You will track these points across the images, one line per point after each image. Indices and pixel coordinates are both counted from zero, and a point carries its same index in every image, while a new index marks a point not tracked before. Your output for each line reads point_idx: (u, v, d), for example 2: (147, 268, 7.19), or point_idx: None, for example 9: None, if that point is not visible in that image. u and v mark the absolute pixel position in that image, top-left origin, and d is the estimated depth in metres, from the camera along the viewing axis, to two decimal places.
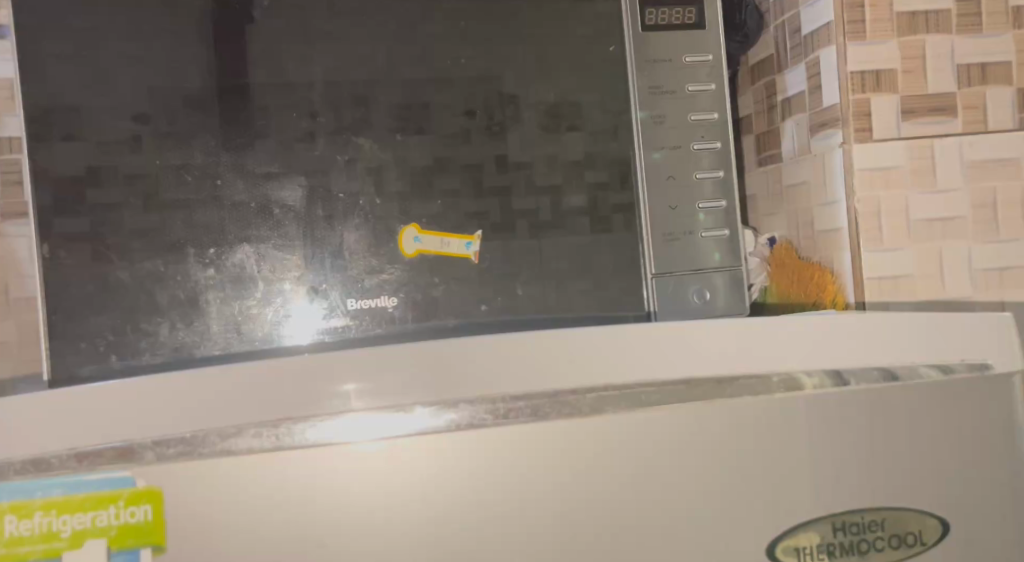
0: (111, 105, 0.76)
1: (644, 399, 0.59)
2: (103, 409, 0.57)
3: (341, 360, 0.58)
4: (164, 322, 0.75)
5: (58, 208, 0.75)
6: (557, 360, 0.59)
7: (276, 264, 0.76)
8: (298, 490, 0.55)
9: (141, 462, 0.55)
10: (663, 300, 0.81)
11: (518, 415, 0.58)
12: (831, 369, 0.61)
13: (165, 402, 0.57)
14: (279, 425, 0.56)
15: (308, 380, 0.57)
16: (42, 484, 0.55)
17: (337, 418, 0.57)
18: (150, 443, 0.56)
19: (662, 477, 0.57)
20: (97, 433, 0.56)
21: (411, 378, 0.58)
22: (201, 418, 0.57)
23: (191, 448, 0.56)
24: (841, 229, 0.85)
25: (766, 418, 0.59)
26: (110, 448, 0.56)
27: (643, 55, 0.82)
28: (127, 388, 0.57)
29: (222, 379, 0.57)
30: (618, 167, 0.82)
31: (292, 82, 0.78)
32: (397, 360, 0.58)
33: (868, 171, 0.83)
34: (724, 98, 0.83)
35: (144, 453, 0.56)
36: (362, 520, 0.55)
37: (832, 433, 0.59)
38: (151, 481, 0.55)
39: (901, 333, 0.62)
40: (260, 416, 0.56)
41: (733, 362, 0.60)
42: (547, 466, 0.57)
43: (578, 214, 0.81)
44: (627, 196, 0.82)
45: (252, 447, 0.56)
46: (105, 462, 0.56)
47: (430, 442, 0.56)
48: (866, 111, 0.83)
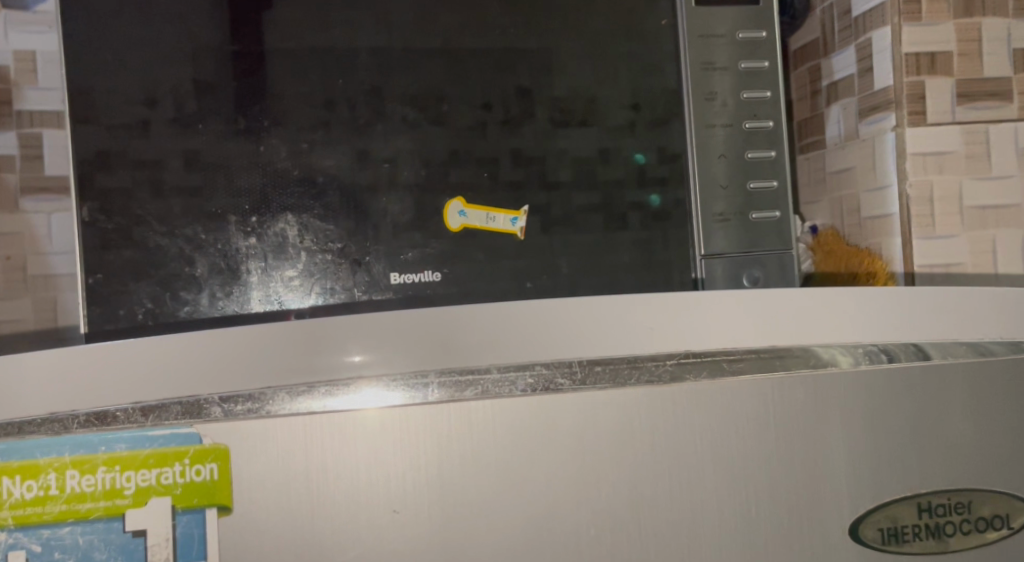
0: (155, 65, 0.74)
1: (727, 366, 0.59)
2: (172, 362, 0.57)
3: (401, 317, 0.58)
4: (204, 290, 0.72)
5: (98, 170, 0.73)
6: (637, 326, 0.59)
7: (319, 234, 0.74)
8: (377, 456, 0.56)
9: (207, 419, 0.56)
10: (713, 281, 0.79)
11: (596, 380, 0.58)
12: (875, 345, 0.60)
13: (231, 355, 0.57)
14: (347, 383, 0.56)
15: (355, 331, 0.57)
16: (107, 438, 0.55)
17: (352, 388, 0.56)
18: (218, 399, 0.56)
19: (742, 449, 0.58)
20: (163, 388, 0.56)
21: (487, 340, 0.58)
22: (270, 376, 0.56)
23: (259, 406, 0.56)
24: (892, 215, 0.83)
25: (843, 387, 0.59)
26: (176, 404, 0.56)
27: (695, 30, 0.80)
28: (195, 340, 0.57)
29: (295, 332, 0.57)
30: (634, 165, 0.80)
31: (338, 50, 0.77)
32: (464, 318, 0.58)
33: (921, 155, 0.81)
34: (777, 78, 0.81)
35: (211, 409, 0.56)
36: (430, 488, 0.56)
37: (894, 407, 0.59)
38: (218, 439, 0.55)
39: (959, 310, 0.62)
40: (329, 375, 0.56)
41: (783, 333, 0.60)
42: (625, 434, 0.57)
43: (588, 211, 0.78)
44: (644, 194, 0.79)
45: (293, 409, 0.56)
46: (172, 417, 0.56)
47: (505, 408, 0.56)
48: (920, 94, 0.81)
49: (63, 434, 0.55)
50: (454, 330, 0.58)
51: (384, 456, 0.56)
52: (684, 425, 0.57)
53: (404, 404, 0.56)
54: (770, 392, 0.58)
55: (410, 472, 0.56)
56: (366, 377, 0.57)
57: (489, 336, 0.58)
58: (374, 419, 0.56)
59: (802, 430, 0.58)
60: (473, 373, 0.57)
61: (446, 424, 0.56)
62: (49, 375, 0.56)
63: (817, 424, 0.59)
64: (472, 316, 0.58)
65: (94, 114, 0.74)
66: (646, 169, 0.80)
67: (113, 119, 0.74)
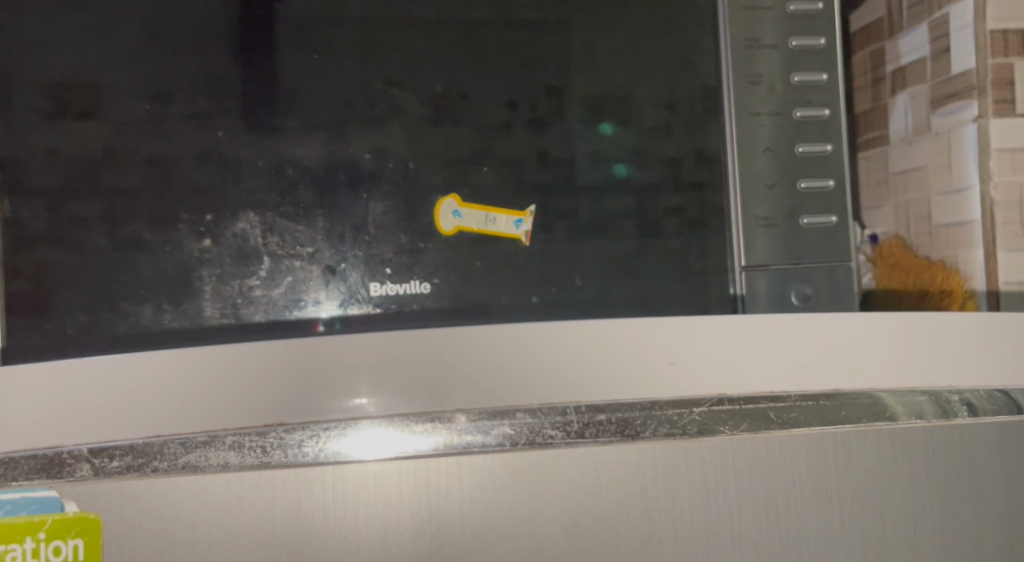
0: (98, 37, 0.63)
1: (775, 417, 0.49)
2: (33, 401, 0.48)
3: (354, 352, 0.47)
4: (148, 302, 0.61)
5: (25, 155, 0.62)
6: (654, 361, 0.49)
7: (286, 236, 0.63)
8: (332, 519, 0.47)
9: (73, 479, 0.47)
10: (757, 297, 0.66)
11: (600, 432, 0.48)
12: (959, 394, 0.50)
13: (102, 396, 0.48)
14: (268, 432, 0.47)
15: (307, 377, 0.47)
16: None
17: (341, 429, 0.48)
18: (87, 455, 0.48)
19: (790, 519, 0.49)
20: (21, 437, 0.48)
21: (477, 390, 0.48)
22: (158, 422, 0.47)
23: (142, 462, 0.47)
24: (973, 222, 0.70)
25: (923, 448, 0.49)
26: (33, 458, 0.48)
27: (738, 1, 0.68)
28: (54, 377, 0.48)
29: (257, 354, 0.47)
30: (662, 165, 0.67)
31: (315, 18, 0.65)
32: (426, 349, 0.48)
33: (1009, 151, 0.68)
34: (836, 57, 0.68)
35: (78, 467, 0.48)
36: (425, 554, 0.47)
37: (981, 470, 0.50)
38: (85, 507, 0.47)
39: None
40: (242, 422, 0.47)
41: (843, 374, 0.49)
42: (639, 505, 0.48)
43: (621, 218, 0.66)
44: (683, 200, 0.67)
45: (239, 463, 0.47)
46: (25, 476, 0.48)
47: (479, 464, 0.47)
48: (1009, 79, 0.68)
49: None
50: (439, 362, 0.48)
51: (351, 519, 0.47)
52: (721, 488, 0.48)
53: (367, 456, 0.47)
54: (835, 451, 0.49)
55: (365, 540, 0.47)
56: (280, 424, 0.47)
57: (478, 373, 0.48)
58: (353, 476, 0.47)
59: (867, 495, 0.49)
60: (436, 421, 0.48)
61: (396, 483, 0.47)
62: None
63: (882, 492, 0.49)
64: (480, 333, 0.48)
65: (22, 92, 0.63)
66: (682, 172, 0.67)
67: (45, 97, 0.63)
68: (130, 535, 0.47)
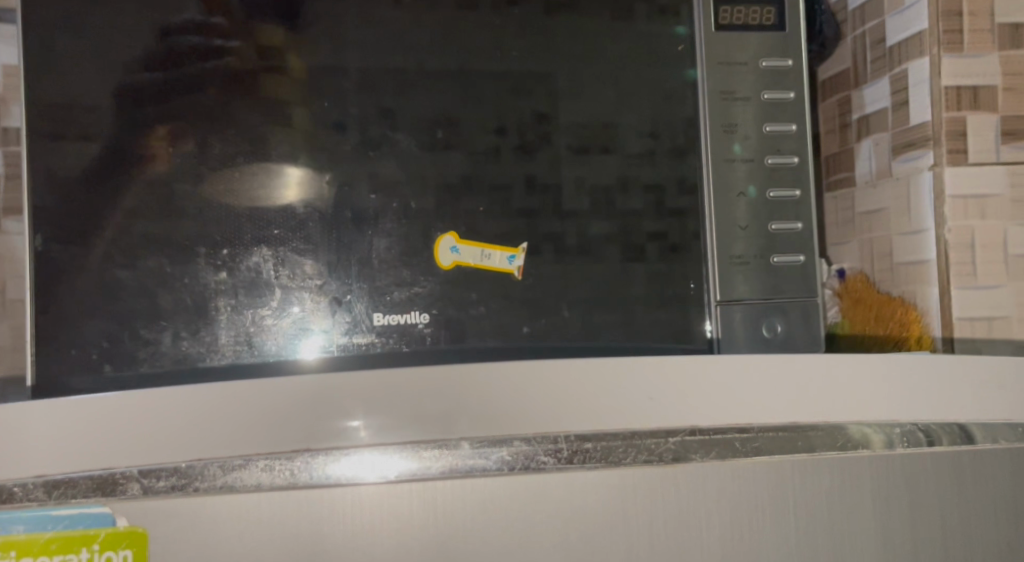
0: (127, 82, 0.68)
1: (740, 446, 0.54)
2: (86, 426, 0.51)
3: (354, 389, 0.52)
4: (167, 330, 0.66)
5: (63, 192, 0.67)
6: (635, 396, 0.53)
7: (296, 270, 0.67)
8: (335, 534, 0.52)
9: (122, 496, 0.52)
10: (731, 330, 0.71)
11: (586, 458, 0.53)
12: (912, 424, 0.55)
13: (147, 422, 0.51)
14: (296, 456, 0.52)
15: (316, 412, 0.51)
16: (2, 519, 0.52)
17: (350, 455, 0.52)
18: (137, 475, 0.52)
19: (755, 534, 0.54)
20: (70, 460, 0.51)
21: (478, 418, 0.52)
22: (199, 446, 0.51)
23: (186, 482, 0.52)
24: (930, 261, 0.76)
25: (874, 473, 0.55)
26: (87, 478, 0.52)
27: (715, 56, 0.73)
28: (107, 408, 0.51)
29: (281, 386, 0.52)
30: (645, 201, 0.73)
31: (323, 67, 0.70)
32: (430, 384, 0.52)
33: (962, 198, 0.74)
34: (804, 109, 0.74)
35: (128, 486, 0.52)
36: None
37: (928, 491, 0.55)
38: (133, 521, 0.52)
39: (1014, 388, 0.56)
40: (272, 446, 0.51)
41: (802, 407, 0.54)
42: (619, 523, 0.53)
43: (609, 252, 0.72)
44: (663, 225, 0.72)
45: (268, 483, 0.52)
46: (80, 494, 0.52)
47: (477, 482, 0.52)
48: (961, 131, 0.74)
49: None
50: (444, 396, 0.52)
51: (363, 536, 0.52)
52: (691, 506, 0.54)
53: (354, 478, 0.52)
54: (792, 474, 0.54)
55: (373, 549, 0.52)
56: (306, 448, 0.51)
57: (477, 404, 0.52)
58: (346, 496, 0.52)
59: (826, 515, 0.54)
60: (442, 447, 0.53)
61: (407, 501, 0.52)
62: None
63: (839, 511, 0.55)
64: (485, 377, 0.52)
65: (59, 136, 0.67)
66: (663, 200, 0.73)
67: (81, 137, 0.67)
68: (163, 546, 0.52)
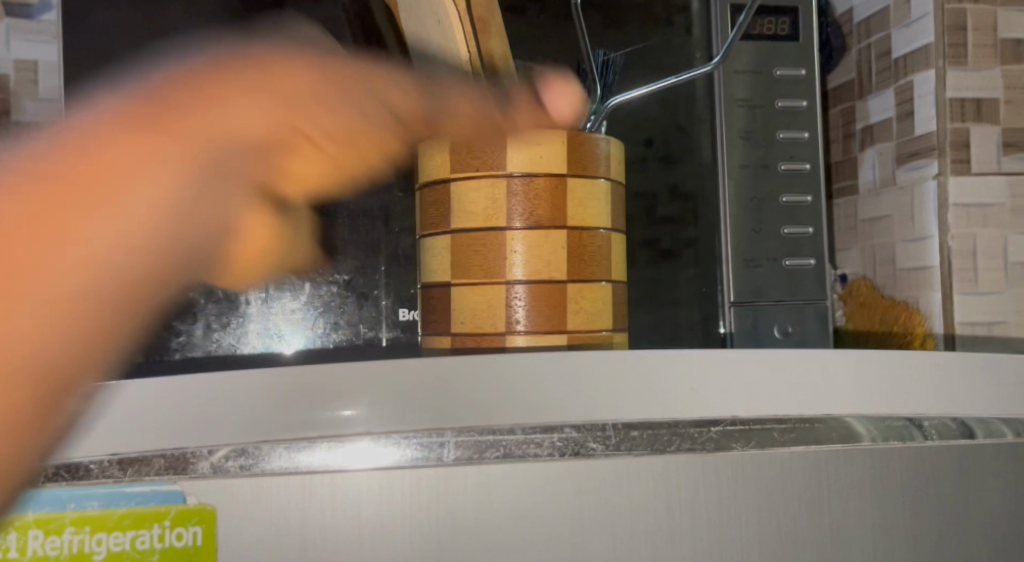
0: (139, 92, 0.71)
1: (779, 436, 0.49)
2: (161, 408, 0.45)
3: (354, 369, 0.45)
4: (199, 321, 0.68)
5: None
6: (675, 387, 0.48)
7: (325, 266, 0.71)
8: (357, 525, 0.44)
9: (194, 475, 0.44)
10: (743, 329, 0.74)
11: (633, 446, 0.47)
12: (941, 419, 0.51)
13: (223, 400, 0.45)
14: (313, 443, 0.45)
15: (310, 396, 0.45)
16: (76, 494, 0.44)
17: (346, 442, 0.45)
18: (204, 452, 0.44)
19: (798, 530, 0.49)
20: (140, 439, 0.45)
21: (520, 399, 0.46)
22: (256, 428, 0.45)
23: (251, 462, 0.44)
24: (932, 267, 0.79)
25: (914, 467, 0.51)
26: (161, 456, 0.44)
27: (731, 65, 0.76)
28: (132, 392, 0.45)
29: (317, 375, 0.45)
30: (646, 203, 0.75)
31: None
32: (446, 371, 0.46)
33: (965, 206, 0.77)
34: (816, 118, 0.77)
35: (199, 464, 0.44)
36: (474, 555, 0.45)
37: (964, 485, 0.51)
38: (202, 498, 0.44)
39: None
40: (302, 431, 0.45)
41: (849, 401, 0.50)
42: (664, 509, 0.47)
43: None
44: (655, 232, 0.75)
45: (324, 465, 0.45)
46: (153, 473, 0.44)
47: (527, 469, 0.46)
48: (965, 141, 0.77)
49: None
50: (496, 379, 0.46)
51: (385, 528, 0.44)
52: (739, 494, 0.48)
53: (350, 466, 0.45)
54: (827, 465, 0.49)
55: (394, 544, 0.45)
56: (319, 435, 0.45)
57: (513, 389, 0.46)
58: (353, 482, 0.44)
59: (872, 507, 0.50)
60: (495, 432, 0.46)
61: (435, 490, 0.45)
62: None
63: (879, 504, 0.50)
64: (503, 366, 0.46)
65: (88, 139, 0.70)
66: (657, 205, 0.75)
67: None
68: None
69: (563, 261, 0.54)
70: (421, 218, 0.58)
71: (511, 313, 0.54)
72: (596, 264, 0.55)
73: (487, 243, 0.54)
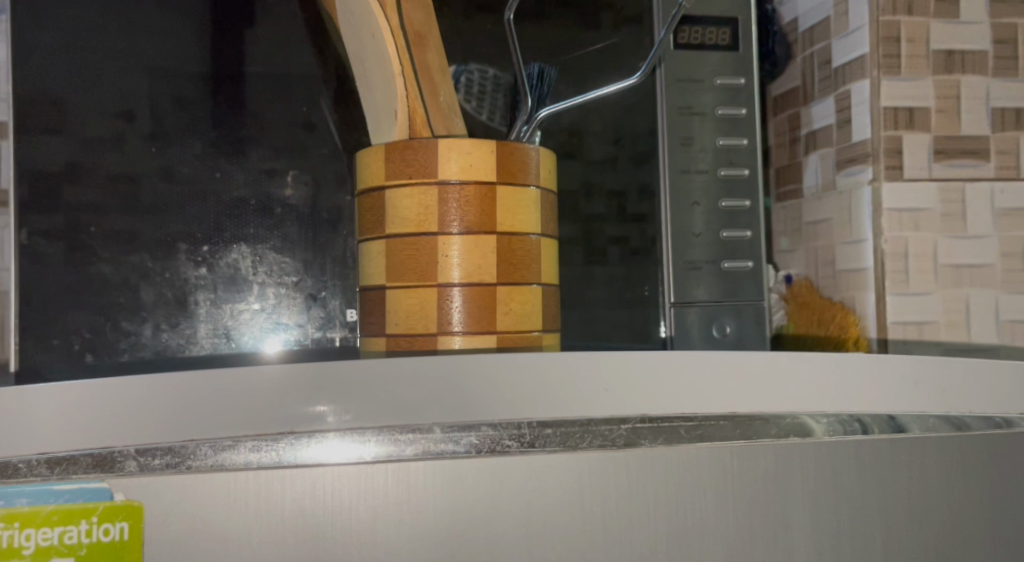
0: (101, 97, 0.71)
1: (686, 433, 0.51)
2: (98, 411, 0.46)
3: (300, 369, 0.47)
4: (148, 322, 0.70)
5: (58, 179, 0.70)
6: (588, 387, 0.50)
7: (273, 267, 0.72)
8: (299, 515, 0.46)
9: (121, 473, 0.46)
10: (680, 331, 0.77)
11: (546, 443, 0.49)
12: (863, 414, 0.53)
13: (171, 398, 0.46)
14: (280, 439, 0.47)
15: (281, 402, 0.47)
16: (8, 491, 0.45)
17: (316, 440, 0.47)
18: (133, 452, 0.46)
19: (711, 523, 0.51)
20: (79, 437, 0.46)
21: (434, 396, 0.48)
22: (192, 427, 0.46)
23: (179, 460, 0.46)
24: (866, 269, 0.81)
25: (837, 460, 0.52)
26: (86, 455, 0.46)
27: (673, 73, 0.78)
28: (56, 398, 0.46)
29: (246, 379, 0.47)
30: (616, 200, 0.79)
31: (304, 74, 0.75)
32: (375, 373, 0.48)
33: (897, 211, 0.80)
34: (755, 125, 0.79)
35: (126, 464, 0.46)
36: (403, 548, 0.47)
37: (895, 477, 0.53)
38: (131, 494, 0.46)
39: (982, 383, 0.55)
40: (258, 429, 0.46)
41: (767, 401, 0.52)
42: (576, 505, 0.49)
43: (571, 244, 0.78)
44: (625, 230, 0.79)
45: (248, 462, 0.46)
46: (80, 471, 0.46)
47: (446, 468, 0.48)
48: (898, 149, 0.79)
49: None
50: (420, 381, 0.48)
51: (327, 513, 0.47)
52: (651, 490, 0.50)
53: (319, 462, 0.47)
54: (730, 461, 0.51)
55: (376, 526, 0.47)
56: (250, 435, 0.46)
57: (443, 389, 0.48)
58: (319, 475, 0.47)
59: (792, 500, 0.52)
60: (415, 430, 0.48)
61: (383, 485, 0.47)
62: None
63: (791, 499, 0.52)
64: (422, 367, 0.48)
65: (42, 141, 0.70)
66: (626, 204, 0.79)
67: (78, 125, 0.70)
68: None
69: (493, 266, 0.56)
70: (359, 222, 0.59)
71: (445, 316, 0.56)
72: (526, 269, 0.58)
73: (423, 250, 0.56)
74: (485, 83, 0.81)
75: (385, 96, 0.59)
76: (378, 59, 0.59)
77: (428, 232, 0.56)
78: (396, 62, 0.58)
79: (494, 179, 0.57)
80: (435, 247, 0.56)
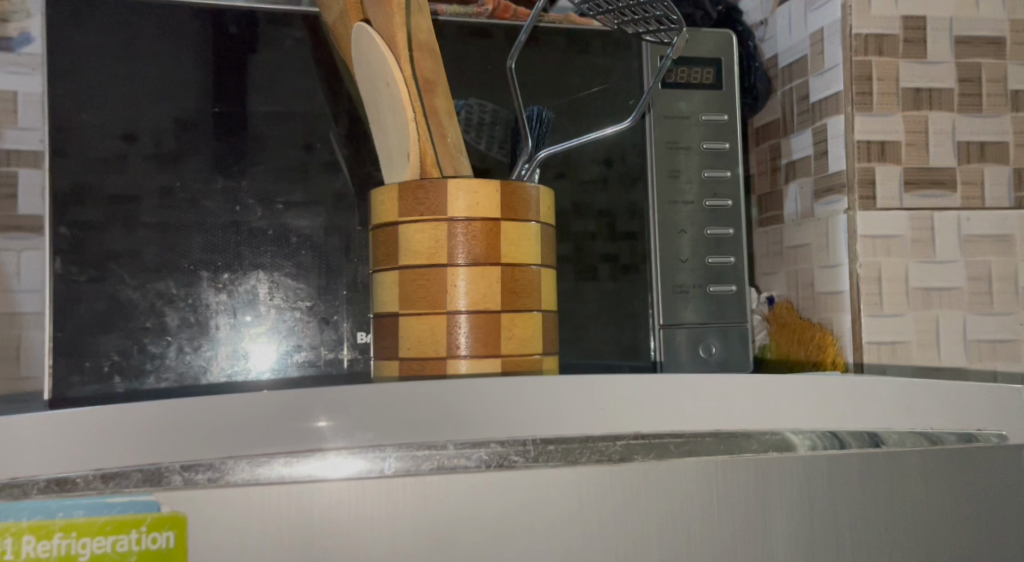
0: (101, 123, 0.76)
1: (675, 448, 0.56)
2: (143, 430, 0.52)
3: (319, 394, 0.52)
4: (172, 345, 0.75)
5: (66, 201, 0.75)
6: (585, 408, 0.55)
7: (289, 292, 0.77)
8: (325, 524, 0.51)
9: (167, 487, 0.51)
10: (669, 350, 0.82)
11: (549, 458, 0.54)
12: (834, 431, 0.59)
13: (203, 413, 0.52)
14: (306, 455, 0.52)
15: (291, 420, 0.52)
16: (65, 504, 0.50)
17: (319, 455, 0.52)
18: (178, 467, 0.51)
19: (699, 531, 0.55)
20: (124, 454, 0.51)
21: (445, 415, 0.54)
22: (232, 445, 0.51)
23: (218, 475, 0.51)
24: (842, 292, 0.87)
25: (813, 473, 0.57)
26: (137, 471, 0.51)
27: (662, 110, 0.84)
28: (111, 417, 0.52)
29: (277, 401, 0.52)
30: (606, 220, 0.85)
31: (317, 113, 0.81)
32: (392, 395, 0.53)
33: (872, 238, 0.85)
34: (737, 158, 0.84)
35: (171, 478, 0.51)
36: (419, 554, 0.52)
37: (866, 489, 0.58)
38: (176, 506, 0.50)
39: (935, 400, 0.61)
40: (289, 445, 0.52)
41: (748, 420, 0.57)
42: (576, 514, 0.54)
43: (564, 261, 0.83)
44: (614, 248, 0.84)
45: (281, 476, 0.51)
46: (131, 485, 0.51)
47: (459, 480, 0.53)
48: (871, 180, 0.85)
49: (22, 499, 0.50)
50: (436, 403, 0.53)
51: (339, 527, 0.51)
52: (644, 501, 0.55)
53: (321, 476, 0.52)
54: (716, 474, 0.56)
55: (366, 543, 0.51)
56: (279, 452, 0.51)
57: (455, 410, 0.54)
58: (327, 488, 0.51)
59: (772, 510, 0.57)
60: (430, 447, 0.53)
61: (400, 496, 0.52)
62: (29, 448, 0.51)
63: (772, 509, 0.57)
64: (433, 389, 0.54)
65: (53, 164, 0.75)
66: (615, 223, 0.85)
67: (86, 147, 0.76)
68: None
69: (498, 294, 0.61)
70: (374, 254, 0.64)
71: (454, 341, 0.61)
72: (527, 297, 0.63)
73: (435, 280, 0.61)
74: (484, 117, 0.86)
75: (398, 140, 0.64)
76: (392, 106, 0.64)
77: (439, 264, 0.61)
78: (408, 109, 0.63)
79: (498, 215, 0.62)
80: (444, 277, 0.61)
